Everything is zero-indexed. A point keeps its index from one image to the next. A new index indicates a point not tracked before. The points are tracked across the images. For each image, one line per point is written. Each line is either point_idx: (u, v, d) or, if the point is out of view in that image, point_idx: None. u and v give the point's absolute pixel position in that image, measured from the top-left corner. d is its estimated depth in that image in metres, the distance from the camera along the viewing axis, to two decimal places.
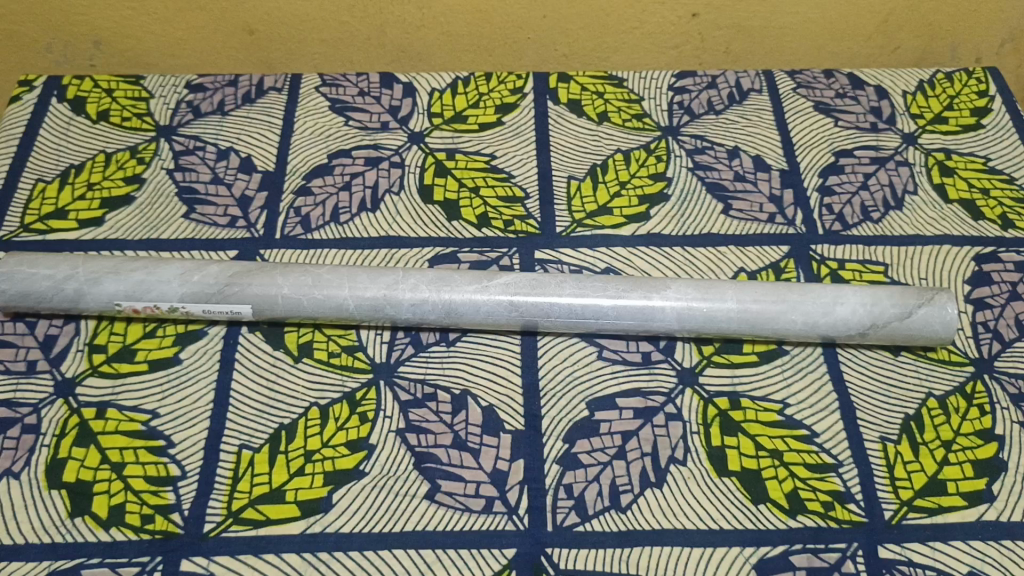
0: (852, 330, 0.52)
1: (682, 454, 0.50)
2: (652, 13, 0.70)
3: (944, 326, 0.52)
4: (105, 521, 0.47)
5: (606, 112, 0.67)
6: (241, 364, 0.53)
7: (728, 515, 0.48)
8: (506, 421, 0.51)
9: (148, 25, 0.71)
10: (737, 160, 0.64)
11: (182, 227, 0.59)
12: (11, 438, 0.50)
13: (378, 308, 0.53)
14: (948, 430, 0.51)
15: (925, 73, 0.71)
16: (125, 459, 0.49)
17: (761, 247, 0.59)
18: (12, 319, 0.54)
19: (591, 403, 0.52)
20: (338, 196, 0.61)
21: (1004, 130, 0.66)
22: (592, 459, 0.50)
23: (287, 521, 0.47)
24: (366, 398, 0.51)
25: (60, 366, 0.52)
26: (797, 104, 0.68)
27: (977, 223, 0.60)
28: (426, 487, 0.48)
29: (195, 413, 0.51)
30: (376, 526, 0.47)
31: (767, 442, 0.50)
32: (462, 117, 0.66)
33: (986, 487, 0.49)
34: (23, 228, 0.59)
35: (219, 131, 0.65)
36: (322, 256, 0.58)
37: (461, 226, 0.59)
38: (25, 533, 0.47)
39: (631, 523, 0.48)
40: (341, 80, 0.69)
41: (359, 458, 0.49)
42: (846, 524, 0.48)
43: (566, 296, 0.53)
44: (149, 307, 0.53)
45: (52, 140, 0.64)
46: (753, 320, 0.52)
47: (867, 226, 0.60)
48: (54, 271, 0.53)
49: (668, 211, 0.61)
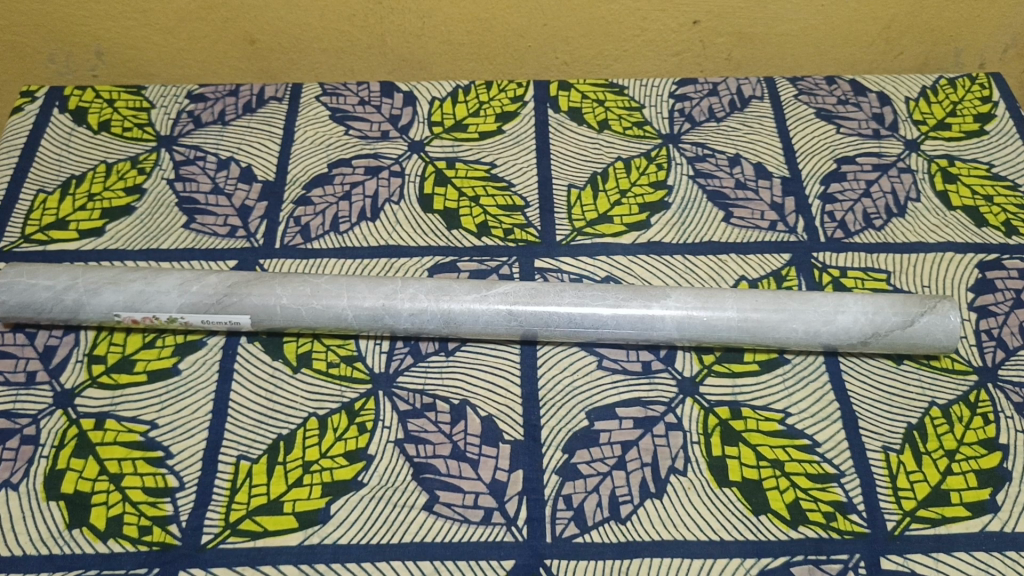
0: (853, 339, 0.52)
1: (682, 464, 0.50)
2: (653, 21, 0.70)
3: (947, 335, 0.51)
4: (103, 533, 0.47)
5: (606, 120, 0.67)
6: (240, 374, 0.53)
7: (728, 526, 0.47)
8: (505, 431, 0.51)
9: (150, 36, 0.71)
10: (738, 168, 0.64)
11: (182, 237, 0.59)
12: (10, 448, 0.50)
13: (377, 318, 0.52)
14: (951, 439, 0.50)
15: (928, 79, 0.70)
16: (123, 470, 0.49)
17: (762, 256, 0.58)
18: (13, 330, 0.55)
19: (591, 413, 0.51)
20: (337, 205, 0.61)
21: (1008, 136, 0.66)
22: (592, 470, 0.49)
23: (284, 533, 0.47)
24: (365, 408, 0.51)
25: (59, 377, 0.52)
26: (799, 111, 0.68)
27: (980, 230, 0.60)
28: (424, 497, 0.48)
29: (194, 423, 0.51)
30: (374, 537, 0.47)
31: (768, 451, 0.50)
32: (462, 126, 0.66)
33: (989, 498, 0.48)
34: (24, 238, 0.59)
35: (220, 141, 0.65)
36: (321, 266, 0.58)
37: (461, 235, 0.59)
38: (23, 544, 0.47)
39: (630, 534, 0.47)
40: (341, 89, 0.69)
41: (358, 468, 0.49)
42: (848, 535, 0.47)
43: (566, 305, 0.52)
44: (148, 318, 0.53)
45: (54, 151, 0.65)
46: (754, 329, 0.52)
47: (869, 233, 0.60)
48: (54, 282, 0.53)
49: (669, 219, 0.60)
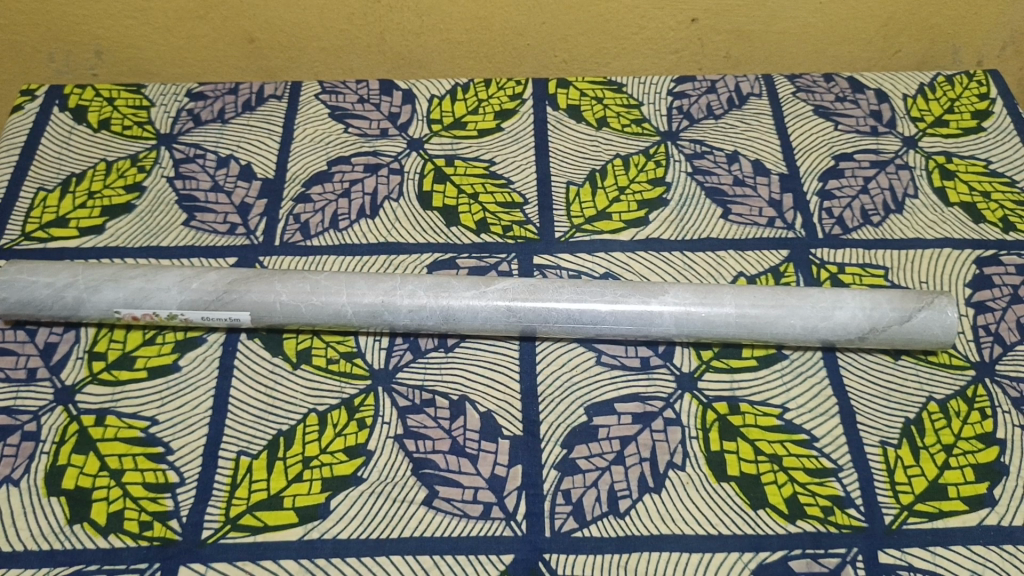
0: (851, 334, 0.52)
1: (681, 459, 0.50)
2: (651, 18, 0.70)
3: (944, 330, 0.52)
4: (104, 528, 0.47)
5: (605, 118, 0.67)
6: (240, 371, 0.53)
7: (726, 520, 0.48)
8: (504, 427, 0.51)
9: (150, 35, 0.71)
10: (736, 164, 0.64)
11: (182, 235, 0.59)
12: (11, 445, 0.50)
13: (377, 315, 0.53)
14: (948, 434, 0.50)
15: (926, 76, 0.70)
16: (124, 466, 0.49)
17: (761, 252, 0.59)
18: (13, 327, 0.55)
19: (590, 408, 0.52)
20: (337, 203, 0.61)
21: (1005, 132, 0.66)
22: (591, 465, 0.50)
23: (285, 528, 0.47)
24: (365, 404, 0.51)
25: (60, 373, 0.53)
26: (797, 108, 0.68)
27: (977, 226, 0.60)
28: (423, 493, 0.48)
29: (194, 420, 0.51)
30: (373, 532, 0.47)
31: (767, 446, 0.50)
32: (461, 123, 0.67)
33: (987, 492, 0.49)
34: (24, 236, 0.59)
35: (219, 139, 0.66)
36: (321, 263, 0.58)
37: (460, 232, 0.59)
38: (24, 540, 0.47)
39: (629, 529, 0.47)
40: (341, 87, 0.69)
41: (357, 464, 0.49)
42: (846, 529, 0.47)
43: (565, 301, 0.53)
44: (148, 315, 0.53)
45: (54, 149, 0.65)
46: (752, 325, 0.52)
47: (867, 230, 0.60)
48: (54, 279, 0.53)
49: (668, 216, 0.61)
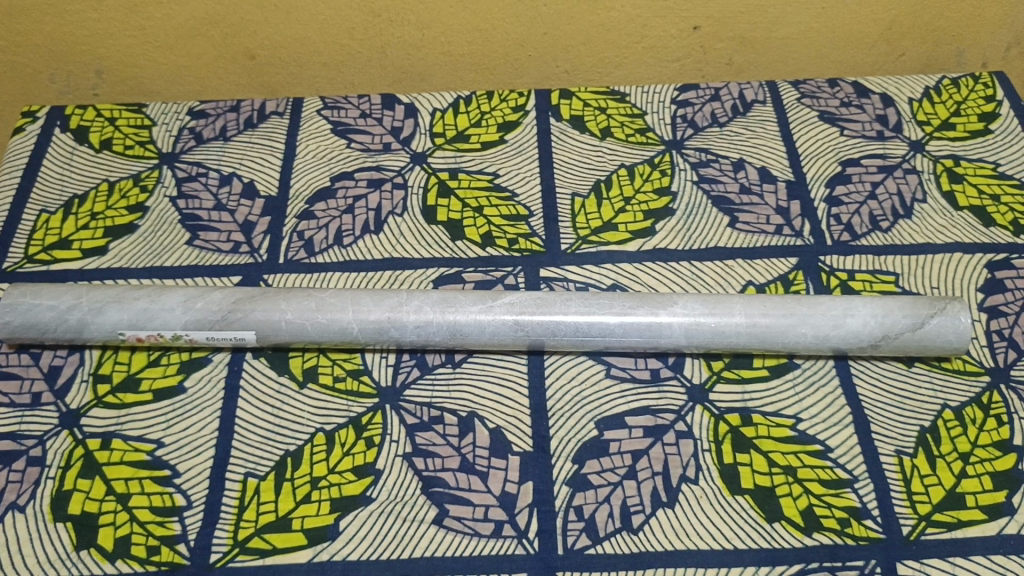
0: (863, 342, 0.52)
1: (694, 472, 0.49)
2: (652, 27, 0.70)
3: (958, 337, 0.51)
4: (111, 554, 0.46)
5: (609, 127, 0.67)
6: (245, 391, 0.52)
7: (742, 534, 0.47)
8: (514, 443, 0.50)
9: (150, 53, 0.71)
10: (742, 172, 0.63)
11: (185, 254, 0.59)
12: (16, 470, 0.49)
13: (383, 331, 0.52)
14: (965, 442, 0.50)
15: (931, 80, 0.70)
16: (130, 490, 0.48)
17: (769, 260, 0.58)
18: (17, 351, 0.54)
19: (601, 422, 0.51)
20: (341, 219, 0.61)
21: (1014, 134, 0.65)
22: (602, 480, 0.49)
23: (293, 550, 0.46)
24: (372, 422, 0.51)
25: (65, 397, 0.52)
26: (802, 114, 0.67)
27: (988, 230, 0.59)
28: (433, 511, 0.48)
29: (200, 441, 0.50)
30: (384, 553, 0.46)
31: (780, 458, 0.49)
32: (464, 136, 0.66)
33: (1006, 500, 0.48)
34: (27, 259, 0.59)
35: (222, 157, 0.65)
36: (326, 280, 0.57)
37: (465, 246, 0.59)
38: (30, 567, 0.46)
39: (643, 545, 0.47)
40: (342, 103, 0.69)
41: (366, 483, 0.49)
42: (863, 541, 0.47)
43: (573, 314, 0.52)
44: (152, 336, 0.53)
45: (56, 170, 0.65)
46: (763, 335, 0.52)
47: (876, 235, 0.59)
48: (57, 302, 0.53)
49: (674, 226, 0.60)
